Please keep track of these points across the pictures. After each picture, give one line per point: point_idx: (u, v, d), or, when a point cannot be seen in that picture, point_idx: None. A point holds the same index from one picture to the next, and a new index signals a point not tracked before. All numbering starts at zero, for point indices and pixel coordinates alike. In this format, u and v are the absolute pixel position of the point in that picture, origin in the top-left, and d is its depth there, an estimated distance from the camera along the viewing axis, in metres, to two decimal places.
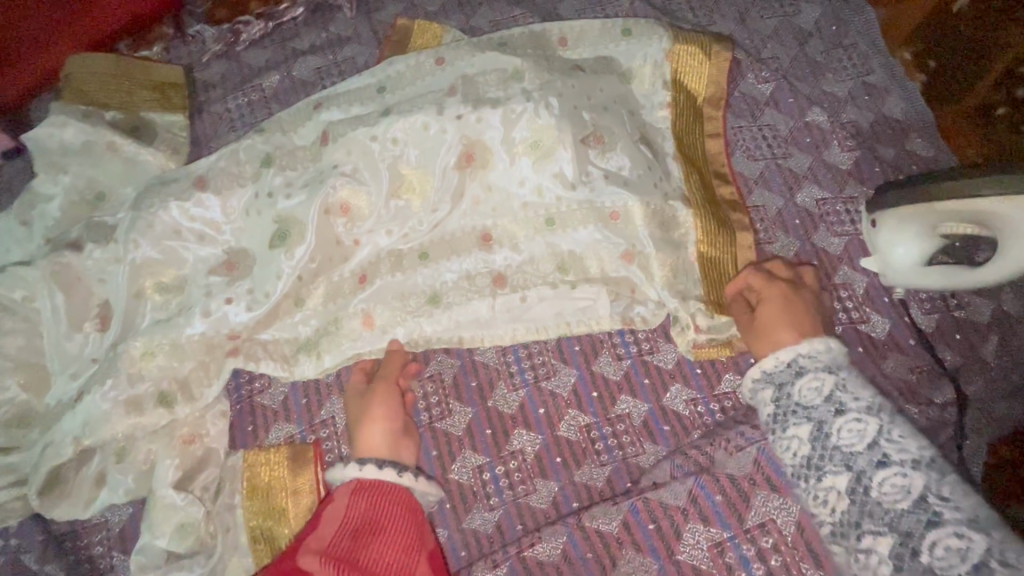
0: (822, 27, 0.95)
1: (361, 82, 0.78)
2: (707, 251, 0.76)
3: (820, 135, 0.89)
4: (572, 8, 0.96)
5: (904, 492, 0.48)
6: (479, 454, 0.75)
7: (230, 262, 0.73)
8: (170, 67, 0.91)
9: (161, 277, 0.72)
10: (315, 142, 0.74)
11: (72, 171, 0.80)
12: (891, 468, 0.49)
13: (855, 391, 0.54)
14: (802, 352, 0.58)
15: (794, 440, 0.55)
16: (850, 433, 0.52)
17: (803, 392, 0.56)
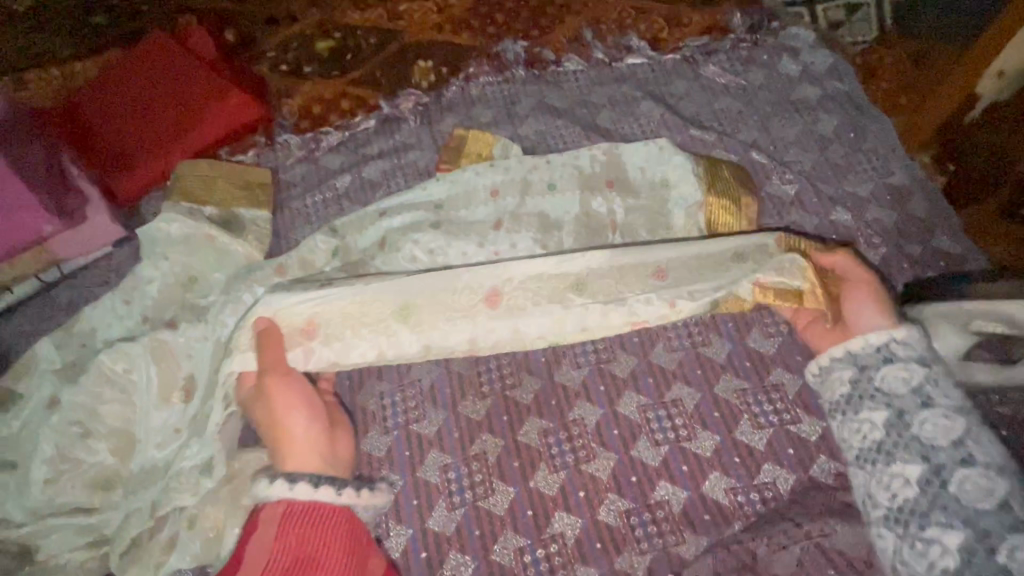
0: (841, 134, 1.03)
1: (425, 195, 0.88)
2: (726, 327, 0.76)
3: (847, 233, 0.94)
4: (609, 119, 1.08)
5: (945, 434, 0.61)
6: (520, 535, 0.77)
7: None
8: (260, 170, 1.06)
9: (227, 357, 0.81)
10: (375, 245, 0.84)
11: (172, 259, 0.93)
12: (936, 412, 0.62)
13: (945, 389, 0.64)
14: (897, 338, 0.68)
15: (868, 423, 0.66)
16: (897, 381, 0.66)
17: (889, 379, 0.66)
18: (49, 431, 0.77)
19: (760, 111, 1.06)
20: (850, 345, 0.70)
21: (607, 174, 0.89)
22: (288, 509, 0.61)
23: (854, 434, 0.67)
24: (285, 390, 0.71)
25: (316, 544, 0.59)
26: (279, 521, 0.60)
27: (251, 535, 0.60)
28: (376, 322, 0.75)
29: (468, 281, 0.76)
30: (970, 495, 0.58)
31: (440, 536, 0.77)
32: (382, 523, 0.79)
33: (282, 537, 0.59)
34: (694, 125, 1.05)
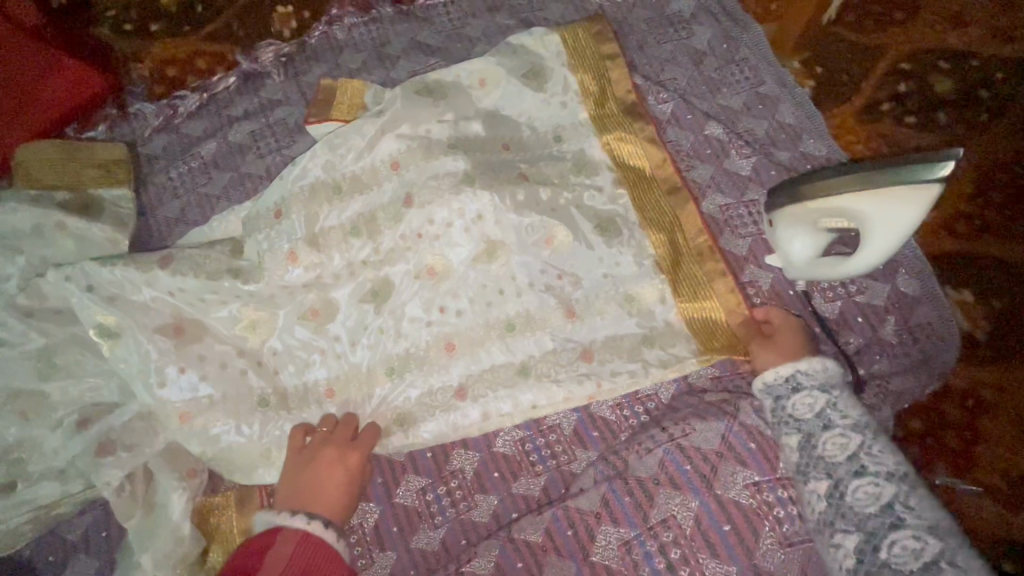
0: (715, 46, 1.03)
1: (314, 181, 0.85)
2: (682, 286, 0.87)
3: (720, 146, 0.96)
4: (483, 51, 1.04)
5: (874, 499, 0.59)
6: (421, 476, 0.80)
7: (177, 325, 0.80)
8: (113, 145, 0.98)
9: (105, 323, 0.78)
10: (283, 233, 0.83)
11: (26, 252, 0.85)
12: (866, 478, 0.61)
13: (843, 410, 0.65)
14: (800, 370, 0.67)
15: (786, 447, 0.67)
16: (835, 446, 0.64)
17: (797, 406, 0.67)
18: None
19: (636, 30, 1.04)
20: (766, 378, 0.70)
21: (499, 135, 0.93)
22: (306, 536, 0.67)
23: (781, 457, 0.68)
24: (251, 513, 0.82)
25: (342, 482, 0.74)
26: (312, 503, 0.72)
27: (271, 543, 0.66)
28: (354, 327, 0.84)
29: (408, 283, 0.84)
30: (859, 500, 0.60)
31: None
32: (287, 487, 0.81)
33: (295, 487, 0.73)
34: None
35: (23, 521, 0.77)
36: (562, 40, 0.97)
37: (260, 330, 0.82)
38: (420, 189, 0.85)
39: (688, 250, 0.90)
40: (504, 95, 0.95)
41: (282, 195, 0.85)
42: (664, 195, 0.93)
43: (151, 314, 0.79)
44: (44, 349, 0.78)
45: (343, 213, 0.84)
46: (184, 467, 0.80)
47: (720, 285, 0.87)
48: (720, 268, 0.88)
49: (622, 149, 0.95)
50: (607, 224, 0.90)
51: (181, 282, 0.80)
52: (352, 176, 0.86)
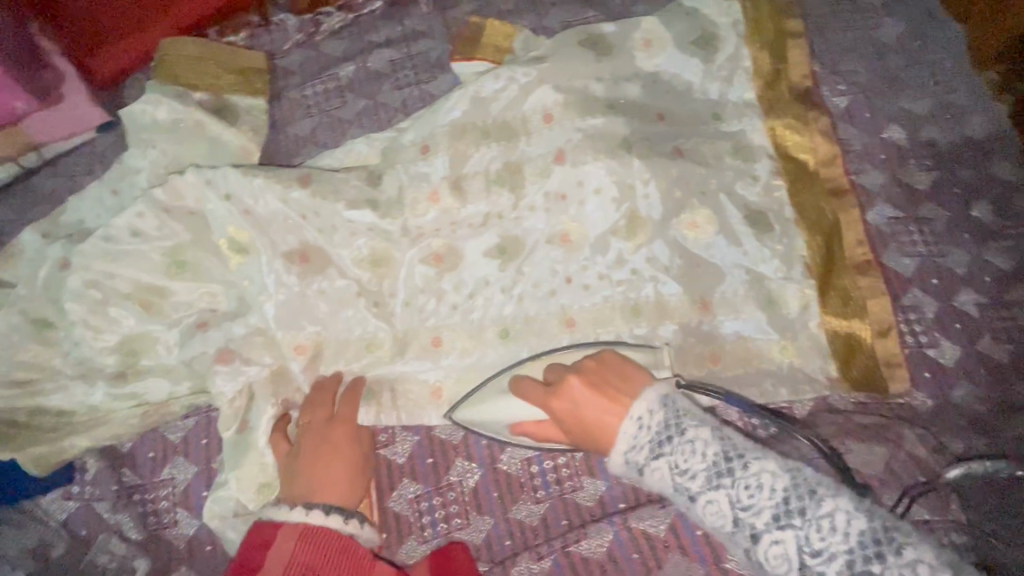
0: (904, 42, 0.92)
1: (465, 121, 0.80)
2: (836, 301, 0.79)
3: (896, 154, 0.87)
4: (644, 11, 0.96)
5: (786, 560, 0.49)
6: (528, 447, 0.76)
7: (304, 254, 0.76)
8: (253, 54, 0.95)
9: (236, 236, 0.76)
10: (425, 171, 0.79)
11: (160, 147, 0.85)
12: (791, 546, 0.49)
13: (687, 460, 0.54)
14: (635, 422, 0.57)
15: (714, 514, 0.53)
16: (714, 514, 0.53)
17: (752, 493, 0.51)
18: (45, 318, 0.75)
19: (817, 12, 0.94)
20: (621, 451, 0.57)
21: (657, 106, 0.86)
22: (303, 534, 0.58)
23: (718, 518, 0.53)
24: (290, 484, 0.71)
25: (337, 454, 0.68)
26: (310, 483, 0.64)
27: (269, 540, 0.58)
28: (477, 279, 0.79)
29: (540, 243, 0.79)
30: (772, 560, 0.50)
31: (448, 444, 0.77)
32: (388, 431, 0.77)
33: (292, 472, 0.66)
34: None
35: (130, 413, 0.76)
36: (743, 12, 0.89)
37: (383, 267, 0.78)
38: (576, 147, 0.79)
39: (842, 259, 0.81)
40: (669, 61, 0.88)
41: (432, 132, 0.81)
42: (828, 196, 0.84)
43: (283, 232, 0.76)
44: (169, 245, 0.75)
45: (490, 160, 0.80)
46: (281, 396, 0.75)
47: (873, 305, 0.79)
48: (878, 289, 0.79)
49: (791, 140, 0.86)
50: (758, 217, 0.82)
51: (316, 202, 0.76)
52: (504, 122, 0.81)
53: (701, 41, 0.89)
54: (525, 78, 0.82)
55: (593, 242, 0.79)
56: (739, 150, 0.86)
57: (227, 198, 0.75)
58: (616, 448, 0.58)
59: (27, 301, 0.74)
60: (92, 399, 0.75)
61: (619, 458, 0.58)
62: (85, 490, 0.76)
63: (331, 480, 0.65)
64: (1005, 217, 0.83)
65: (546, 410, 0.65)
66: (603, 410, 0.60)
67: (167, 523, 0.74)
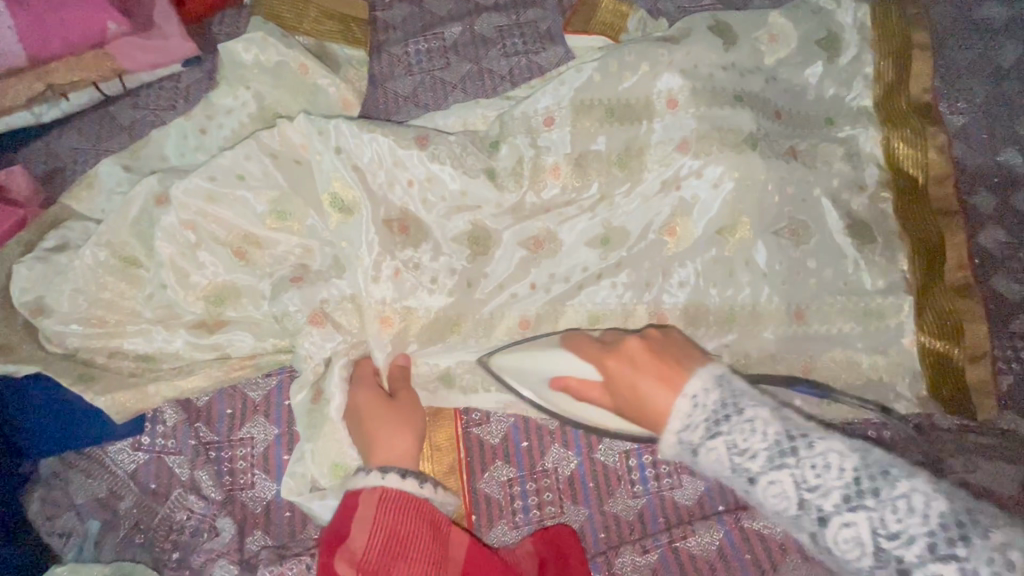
0: (1022, 67, 0.91)
1: (589, 97, 0.77)
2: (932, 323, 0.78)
3: (1010, 178, 0.85)
4: (762, 6, 0.94)
5: (857, 546, 0.42)
6: (627, 439, 0.73)
7: (403, 224, 0.72)
8: (356, 3, 0.90)
9: (337, 193, 0.70)
10: (543, 146, 0.76)
11: (252, 88, 0.82)
12: (832, 523, 0.43)
13: (746, 435, 0.46)
14: (681, 424, 0.49)
15: (777, 487, 0.45)
16: (777, 495, 0.45)
17: (770, 493, 0.45)
18: (133, 256, 0.70)
19: (936, 27, 0.93)
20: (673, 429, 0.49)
21: (777, 104, 0.83)
22: (383, 496, 0.57)
23: (782, 497, 0.45)
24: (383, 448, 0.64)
25: (399, 418, 0.65)
26: (373, 448, 0.62)
27: (352, 505, 0.57)
28: (580, 265, 0.76)
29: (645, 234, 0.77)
30: (844, 545, 0.42)
31: (543, 428, 0.73)
32: (480, 411, 0.74)
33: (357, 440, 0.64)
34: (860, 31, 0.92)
35: (210, 366, 0.72)
36: (871, 16, 0.87)
37: (488, 240, 0.74)
38: (701, 138, 0.76)
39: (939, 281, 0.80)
40: (792, 60, 0.85)
41: (557, 101, 0.76)
42: (937, 216, 0.82)
43: (390, 193, 0.72)
44: (269, 190, 0.70)
45: (610, 141, 0.76)
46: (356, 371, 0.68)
47: (972, 332, 0.77)
48: (977, 314, 0.78)
49: (906, 153, 0.83)
50: (863, 228, 0.80)
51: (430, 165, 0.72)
52: (628, 102, 0.77)
53: (826, 42, 0.86)
54: (654, 59, 0.78)
55: (701, 240, 0.77)
56: (856, 159, 0.83)
57: (337, 150, 0.70)
58: (667, 428, 0.50)
59: (113, 234, 0.69)
60: (173, 346, 0.71)
61: (670, 438, 0.49)
62: (155, 442, 0.71)
63: (398, 445, 0.62)
64: None
65: (598, 367, 0.58)
66: (638, 380, 0.53)
67: (243, 485, 0.70)
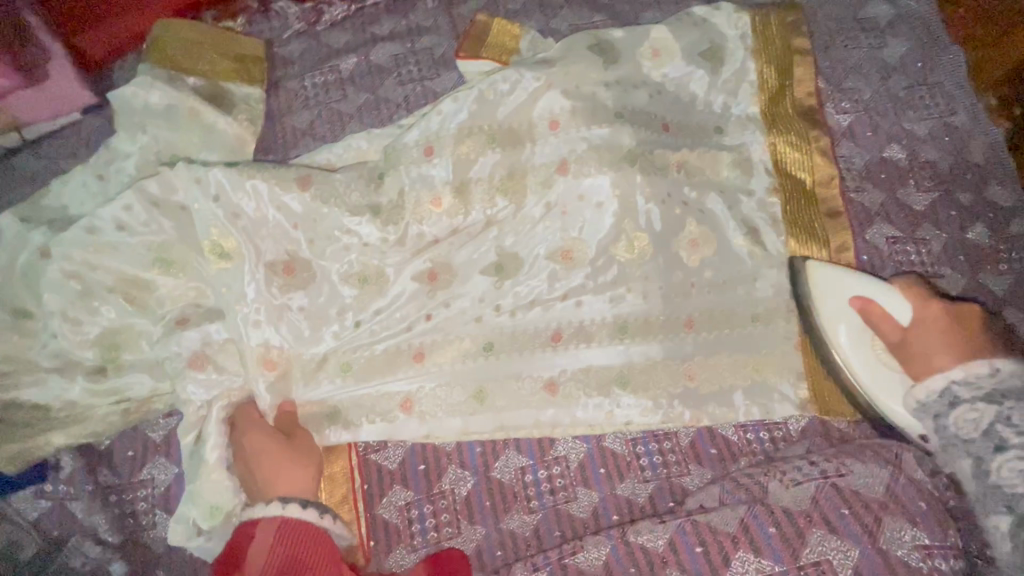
0: (908, 63, 0.93)
1: (471, 126, 0.80)
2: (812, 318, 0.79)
3: (897, 174, 0.87)
4: (653, 18, 0.96)
5: (1020, 476, 0.59)
6: (523, 456, 0.75)
7: (289, 265, 0.75)
8: (251, 41, 0.92)
9: (224, 240, 0.73)
10: (428, 178, 0.79)
11: (151, 133, 0.82)
12: (1009, 453, 0.60)
13: (1015, 422, 0.61)
14: (953, 382, 0.66)
15: (963, 424, 0.64)
16: (966, 423, 0.64)
17: (959, 423, 0.64)
18: (22, 310, 0.72)
19: (823, 30, 0.95)
20: (948, 377, 0.66)
21: (664, 116, 0.84)
22: (283, 525, 0.60)
23: (968, 426, 0.64)
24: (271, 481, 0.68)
25: (298, 455, 0.69)
26: (268, 483, 0.65)
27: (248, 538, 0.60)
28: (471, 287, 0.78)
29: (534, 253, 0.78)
30: (1006, 479, 0.59)
31: (441, 450, 0.76)
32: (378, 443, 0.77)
33: (251, 481, 0.67)
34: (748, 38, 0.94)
35: (107, 410, 0.73)
36: (752, 25, 0.90)
37: (375, 274, 0.77)
38: (580, 158, 0.78)
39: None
40: (677, 71, 0.87)
41: (437, 131, 0.80)
42: (822, 217, 0.85)
43: (275, 238, 0.75)
44: (157, 239, 0.73)
45: (494, 166, 0.79)
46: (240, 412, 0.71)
47: None
48: None
49: (790, 156, 0.87)
50: (751, 231, 0.81)
51: (315, 204, 0.75)
52: (509, 127, 0.80)
53: (710, 52, 0.88)
54: (533, 83, 0.80)
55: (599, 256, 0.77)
56: (743, 164, 0.85)
57: (217, 196, 0.73)
58: (942, 376, 0.67)
59: (5, 289, 0.72)
60: (67, 395, 0.72)
61: (941, 383, 0.66)
62: (59, 489, 0.73)
63: (293, 476, 0.66)
64: (1002, 241, 0.84)
65: (917, 309, 0.71)
66: (935, 347, 0.68)
67: (144, 526, 0.72)
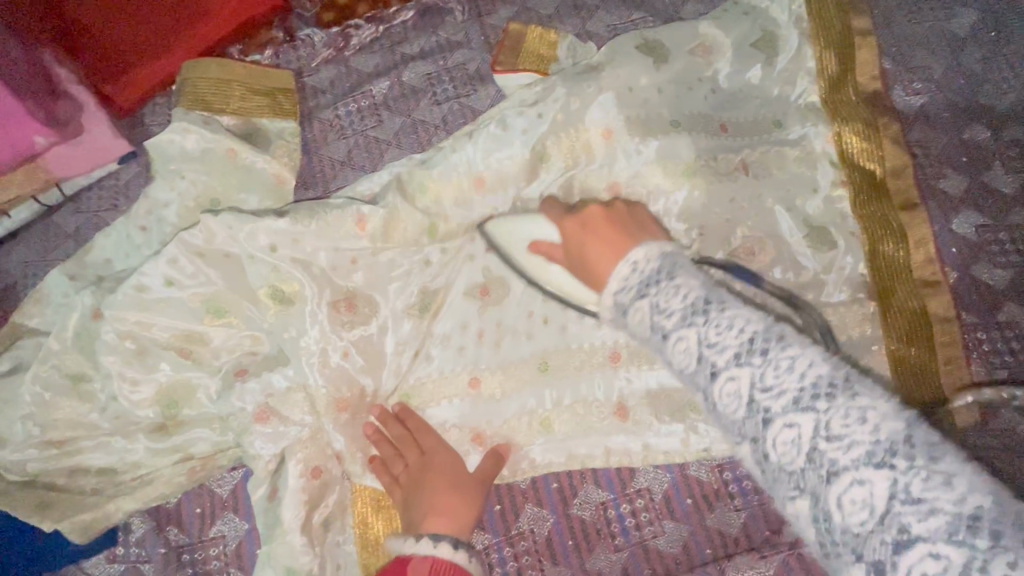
0: (979, 33, 0.86)
1: (521, 146, 0.76)
2: (896, 325, 0.75)
3: (979, 155, 0.80)
4: (695, 12, 0.91)
5: (865, 509, 0.38)
6: (602, 490, 0.72)
7: (349, 301, 0.72)
8: (280, 73, 0.89)
9: (280, 286, 0.70)
10: (482, 207, 0.77)
11: (188, 177, 0.80)
12: (842, 479, 0.39)
13: (773, 383, 0.43)
14: (698, 331, 0.46)
15: (789, 431, 0.42)
16: (786, 445, 0.42)
17: (725, 401, 0.46)
18: (79, 374, 0.70)
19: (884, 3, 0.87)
20: (700, 336, 0.46)
21: (719, 116, 0.81)
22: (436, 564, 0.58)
23: (790, 445, 0.42)
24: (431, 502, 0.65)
25: (454, 482, 0.67)
26: (420, 514, 0.64)
27: None
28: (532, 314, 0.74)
29: None
30: (850, 516, 0.39)
31: (514, 488, 0.72)
32: None
33: (410, 518, 0.65)
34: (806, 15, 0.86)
35: (172, 470, 0.71)
36: (806, 9, 0.84)
37: (432, 308, 0.75)
38: (633, 179, 0.77)
39: (907, 283, 0.77)
40: (728, 65, 0.82)
41: (484, 153, 0.76)
42: (895, 210, 0.79)
43: (329, 278, 0.71)
44: (207, 289, 0.70)
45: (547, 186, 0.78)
46: (312, 464, 0.68)
47: (940, 334, 0.75)
48: (944, 316, 0.75)
49: (859, 147, 0.81)
50: (817, 234, 0.78)
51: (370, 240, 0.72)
52: (560, 144, 0.77)
53: (762, 45, 0.83)
54: (583, 90, 0.77)
55: None
56: (805, 162, 0.81)
57: (267, 244, 0.70)
58: (607, 289, 0.54)
59: (60, 354, 0.70)
60: (133, 455, 0.71)
61: (608, 298, 0.53)
62: (130, 552, 0.71)
63: (447, 515, 0.64)
64: None
65: (557, 229, 0.65)
66: (584, 246, 0.60)
67: None
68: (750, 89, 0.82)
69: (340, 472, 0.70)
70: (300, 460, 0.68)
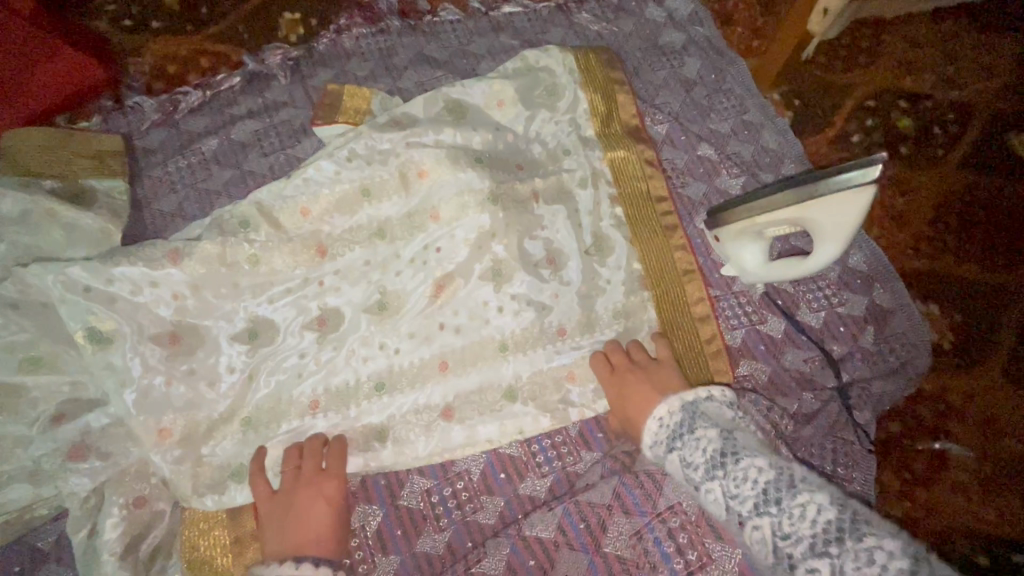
0: (704, 76, 1.10)
1: (343, 188, 0.88)
2: (661, 301, 0.91)
3: (711, 166, 1.03)
4: (489, 68, 1.08)
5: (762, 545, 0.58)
6: (426, 478, 0.84)
7: (174, 335, 0.77)
8: (108, 136, 0.94)
9: (98, 327, 0.74)
10: (310, 248, 0.85)
11: (7, 240, 0.80)
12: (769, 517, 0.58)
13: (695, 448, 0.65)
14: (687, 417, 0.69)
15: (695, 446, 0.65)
16: (738, 483, 0.61)
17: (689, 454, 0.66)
18: None
19: (632, 58, 1.12)
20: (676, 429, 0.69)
21: (514, 158, 0.96)
22: None
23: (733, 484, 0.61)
24: (309, 515, 0.74)
25: (317, 495, 0.75)
26: (292, 539, 0.71)
27: None
28: (361, 336, 0.84)
29: (411, 291, 0.85)
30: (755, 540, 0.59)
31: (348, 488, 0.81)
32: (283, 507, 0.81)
33: (278, 528, 0.73)
34: (582, 61, 1.04)
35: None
36: (576, 62, 1.03)
37: (260, 337, 0.81)
38: (444, 203, 0.87)
39: (673, 275, 0.93)
40: (521, 109, 0.98)
41: (306, 194, 0.87)
42: (658, 217, 0.97)
43: (148, 319, 0.76)
44: (28, 341, 0.74)
45: (365, 217, 0.88)
46: (134, 493, 0.74)
47: (699, 309, 0.91)
48: (701, 296, 0.92)
49: (626, 169, 0.99)
50: (602, 242, 0.93)
51: (194, 279, 0.79)
52: (376, 181, 0.88)
53: (542, 91, 1.00)
54: (389, 144, 0.89)
55: (466, 292, 0.86)
56: (586, 180, 0.96)
57: (87, 292, 0.74)
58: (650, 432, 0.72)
59: None
60: None
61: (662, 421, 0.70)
62: None
63: (309, 528, 0.72)
64: None
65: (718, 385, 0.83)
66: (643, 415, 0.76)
67: None
68: (535, 129, 1.00)
69: (166, 499, 0.77)
70: (122, 493, 0.73)
